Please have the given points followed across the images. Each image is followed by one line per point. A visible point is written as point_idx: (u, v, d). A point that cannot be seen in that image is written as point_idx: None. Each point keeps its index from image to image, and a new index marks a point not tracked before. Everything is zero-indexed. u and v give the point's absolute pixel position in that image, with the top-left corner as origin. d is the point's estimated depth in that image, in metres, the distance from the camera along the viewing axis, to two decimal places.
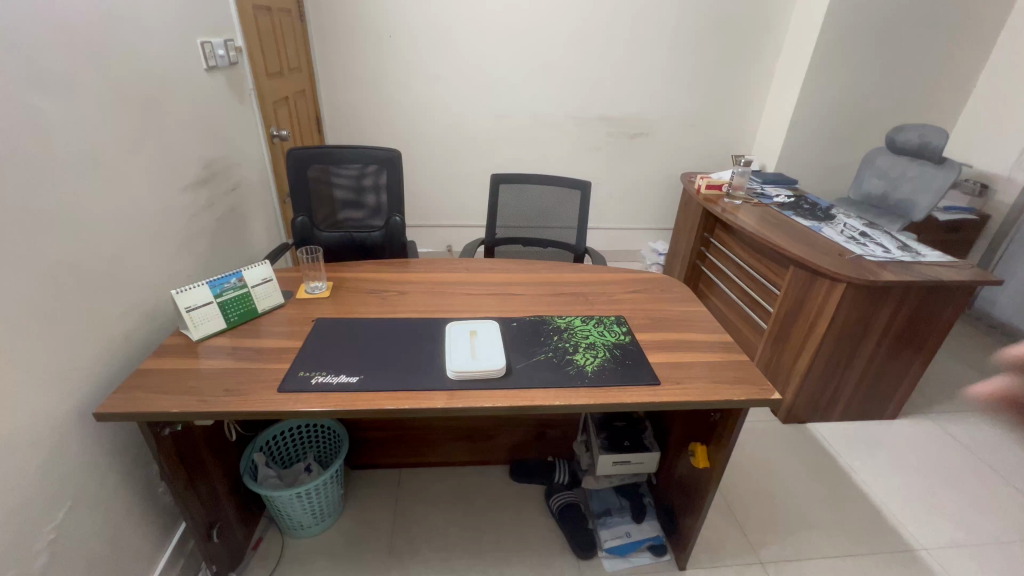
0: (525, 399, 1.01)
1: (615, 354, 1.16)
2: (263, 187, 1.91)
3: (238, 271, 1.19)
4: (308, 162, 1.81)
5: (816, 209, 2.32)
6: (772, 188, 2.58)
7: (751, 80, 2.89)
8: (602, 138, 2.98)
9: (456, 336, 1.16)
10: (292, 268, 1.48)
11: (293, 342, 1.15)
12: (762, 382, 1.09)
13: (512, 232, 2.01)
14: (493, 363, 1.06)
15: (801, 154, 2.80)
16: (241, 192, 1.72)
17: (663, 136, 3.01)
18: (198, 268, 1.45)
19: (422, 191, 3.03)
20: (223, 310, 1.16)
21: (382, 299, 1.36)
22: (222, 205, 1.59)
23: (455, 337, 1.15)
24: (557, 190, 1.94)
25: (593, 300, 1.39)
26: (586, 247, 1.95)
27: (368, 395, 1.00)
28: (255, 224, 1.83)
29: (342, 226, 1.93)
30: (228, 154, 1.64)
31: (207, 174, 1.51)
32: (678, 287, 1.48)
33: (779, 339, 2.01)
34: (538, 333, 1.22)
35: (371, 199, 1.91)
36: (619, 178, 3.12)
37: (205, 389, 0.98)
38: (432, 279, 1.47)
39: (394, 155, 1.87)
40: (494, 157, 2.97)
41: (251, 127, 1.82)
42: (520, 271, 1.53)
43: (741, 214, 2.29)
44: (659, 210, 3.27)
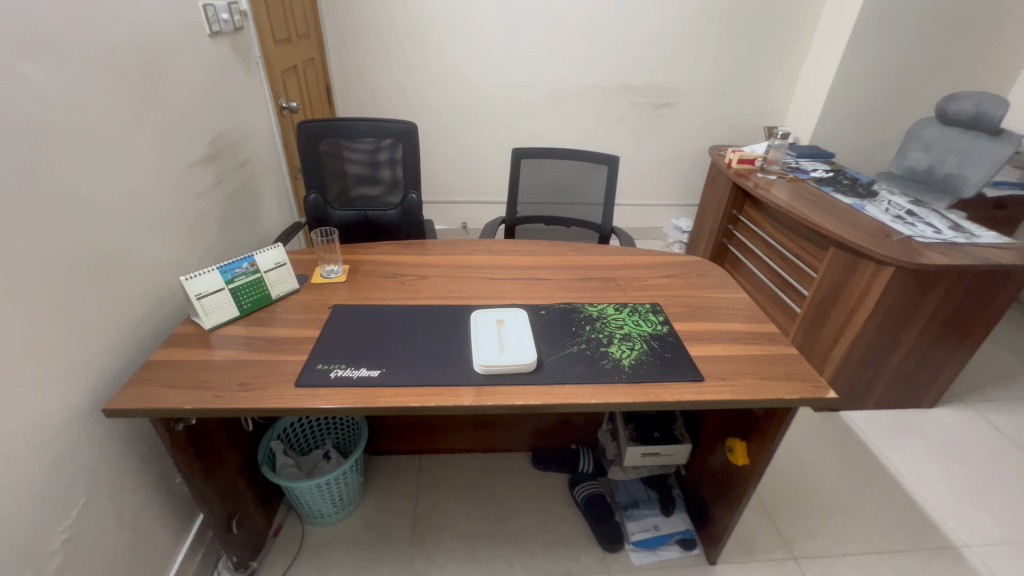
0: (559, 397, 0.93)
1: (653, 347, 1.08)
2: (274, 162, 1.82)
3: (250, 256, 1.12)
4: (320, 136, 1.72)
5: (857, 185, 2.17)
6: (808, 162, 2.43)
7: (788, 46, 2.69)
8: (626, 109, 2.82)
9: (482, 327, 1.08)
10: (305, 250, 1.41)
11: (309, 331, 1.09)
12: (813, 379, 1.00)
13: (534, 210, 1.91)
14: (523, 356, 0.99)
15: (839, 125, 2.63)
16: (250, 169, 1.64)
17: (691, 106, 2.84)
18: (207, 250, 1.38)
19: (437, 166, 2.92)
20: (236, 297, 1.10)
21: (400, 284, 1.28)
22: (231, 182, 1.50)
23: (481, 328, 1.08)
24: (582, 165, 1.82)
25: (624, 285, 1.31)
26: (612, 226, 1.85)
27: (391, 391, 0.93)
28: (267, 202, 1.76)
29: (357, 204, 1.84)
30: (236, 128, 1.55)
31: (215, 149, 1.42)
32: (715, 271, 1.39)
33: (814, 323, 1.92)
34: (569, 322, 1.14)
35: (386, 174, 1.81)
36: (642, 152, 2.98)
37: (219, 383, 0.93)
38: (453, 262, 1.39)
39: (410, 127, 1.75)
40: (512, 130, 2.84)
41: (259, 98, 1.72)
42: (545, 254, 1.45)
43: (775, 190, 2.16)
44: (683, 186, 3.13)
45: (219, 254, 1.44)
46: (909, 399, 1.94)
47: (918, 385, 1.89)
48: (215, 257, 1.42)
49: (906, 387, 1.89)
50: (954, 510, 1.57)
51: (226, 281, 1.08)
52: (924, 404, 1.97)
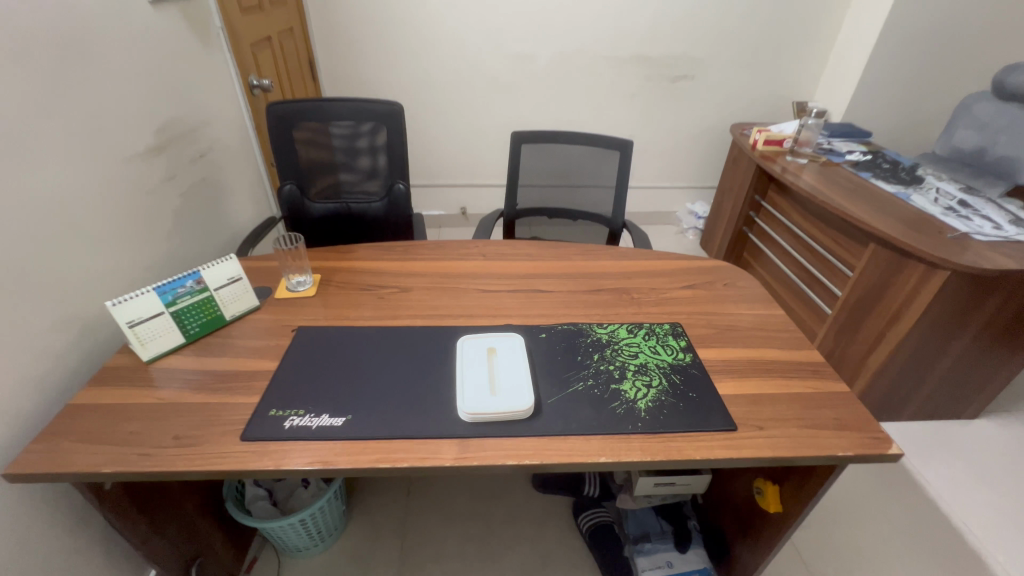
0: (560, 455, 0.76)
1: (674, 383, 0.90)
2: (243, 148, 1.62)
3: (195, 272, 0.95)
4: (291, 120, 1.51)
5: (899, 170, 1.94)
6: (842, 143, 2.18)
7: (825, 8, 2.40)
8: (640, 82, 2.56)
9: (471, 359, 0.90)
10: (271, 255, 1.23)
11: (267, 362, 0.92)
12: (870, 429, 0.82)
13: (536, 202, 1.71)
14: (518, 402, 0.82)
15: (878, 100, 2.36)
16: (213, 158, 1.44)
17: (711, 78, 2.57)
18: (159, 257, 1.21)
19: (433, 146, 2.70)
20: (180, 322, 0.93)
21: (379, 298, 1.11)
22: (188, 176, 1.32)
23: (469, 361, 0.89)
24: (591, 150, 1.61)
25: (639, 299, 1.12)
26: (625, 220, 1.64)
27: (358, 447, 0.76)
28: (236, 195, 1.58)
29: (337, 196, 1.66)
30: (192, 112, 1.35)
31: (164, 139, 1.23)
32: (745, 281, 1.19)
33: (846, 327, 1.73)
34: (575, 350, 0.96)
35: (368, 162, 1.62)
36: (656, 130, 2.73)
37: (150, 437, 0.77)
38: (442, 269, 1.21)
39: (394, 108, 1.55)
40: (514, 106, 2.60)
41: (221, 75, 1.51)
42: (548, 259, 1.26)
43: (807, 176, 1.93)
44: (700, 166, 2.89)
45: (174, 260, 1.27)
46: (949, 410, 1.76)
47: (961, 396, 1.71)
48: (170, 265, 1.25)
49: (948, 398, 1.71)
50: (1001, 541, 1.42)
51: (167, 304, 0.91)
52: (966, 415, 1.79)
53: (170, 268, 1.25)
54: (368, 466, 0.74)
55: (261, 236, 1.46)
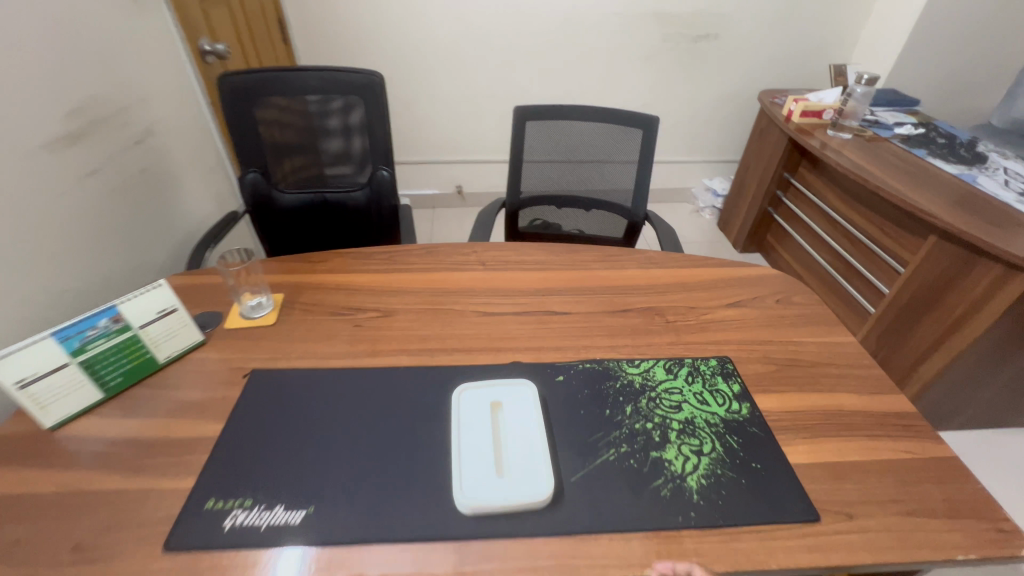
0: (591, 566, 0.57)
1: (731, 449, 0.70)
2: (196, 129, 1.37)
3: (110, 307, 0.72)
4: (249, 94, 1.26)
5: (956, 146, 1.69)
6: (886, 113, 1.92)
7: None
8: (657, 42, 2.27)
9: (470, 425, 0.70)
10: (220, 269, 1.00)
11: (208, 423, 0.72)
12: (988, 515, 0.63)
13: (542, 189, 1.47)
14: (530, 490, 0.62)
15: (928, 61, 2.08)
16: (156, 143, 1.20)
17: (736, 38, 2.28)
18: (82, 274, 0.98)
19: (424, 117, 2.42)
20: (93, 374, 0.72)
21: (355, 325, 0.89)
22: (119, 169, 1.08)
23: (469, 429, 0.69)
24: (609, 129, 1.37)
25: (675, 324, 0.91)
26: (647, 210, 1.41)
27: (319, 560, 0.57)
28: (190, 187, 1.33)
29: (310, 184, 1.42)
30: (121, 87, 1.09)
31: (81, 124, 0.98)
32: (802, 296, 0.98)
33: (894, 329, 1.54)
34: (602, 400, 0.76)
35: (346, 144, 1.37)
36: (673, 98, 2.45)
37: (41, 549, 0.57)
38: (433, 284, 0.99)
39: (374, 79, 1.29)
40: (514, 72, 2.31)
41: (161, 38, 1.24)
42: (561, 269, 1.04)
43: (852, 153, 1.68)
44: (719, 138, 2.62)
45: (105, 276, 1.04)
46: (1003, 419, 1.57)
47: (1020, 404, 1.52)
48: (97, 281, 1.02)
49: (1006, 406, 1.52)
50: None
51: (72, 354, 0.69)
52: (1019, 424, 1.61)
53: (99, 286, 1.03)
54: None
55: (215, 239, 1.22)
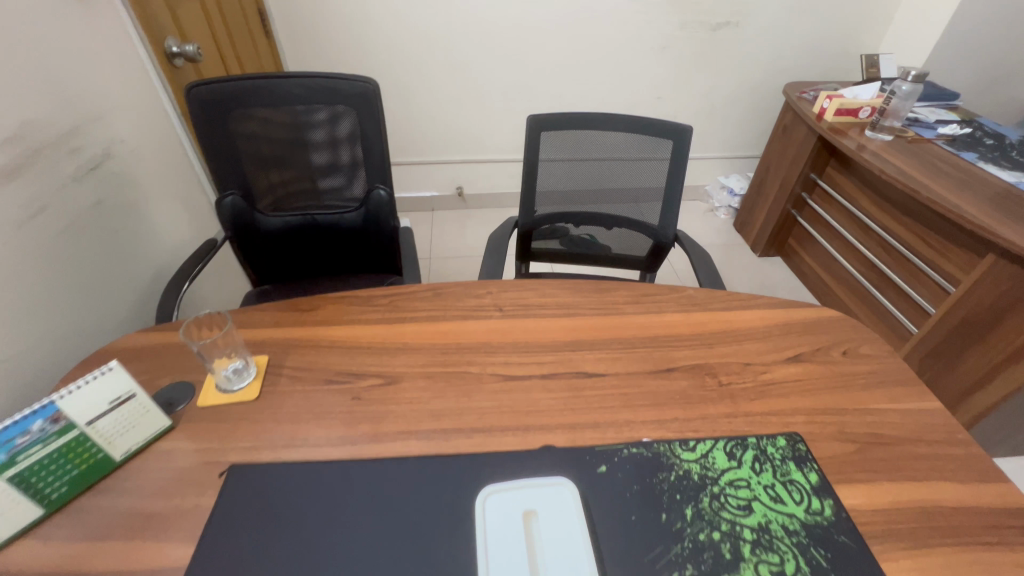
0: None
1: (820, 569, 0.57)
2: (164, 145, 1.21)
3: (46, 406, 0.58)
4: (223, 106, 1.09)
5: (1008, 147, 1.55)
6: (926, 109, 1.76)
7: None
8: (672, 31, 2.09)
9: (501, 549, 0.57)
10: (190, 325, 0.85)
11: (175, 546, 0.58)
12: None
13: (559, 206, 1.32)
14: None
15: (967, 51, 1.92)
16: (115, 167, 1.03)
17: (758, 25, 2.10)
18: (29, 334, 0.83)
19: (421, 116, 2.24)
20: (30, 487, 0.58)
21: (353, 399, 0.75)
22: (70, 206, 0.92)
23: (500, 556, 0.57)
24: (637, 140, 1.21)
25: (729, 387, 0.78)
26: (676, 231, 1.27)
27: None
28: (159, 213, 1.18)
29: (297, 204, 1.27)
30: (69, 105, 0.93)
31: (18, 157, 0.82)
32: (871, 346, 0.85)
33: (942, 353, 1.41)
34: (655, 501, 0.63)
35: (337, 159, 1.22)
36: (688, 91, 2.28)
37: None
38: (443, 338, 0.85)
39: (368, 86, 1.12)
40: (517, 65, 2.13)
41: (119, 43, 1.07)
42: (590, 315, 0.90)
43: (893, 156, 1.53)
44: (736, 133, 2.46)
45: (55, 332, 0.89)
46: None
47: None
48: (46, 340, 0.87)
49: None
50: None
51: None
52: None
53: (48, 345, 0.87)
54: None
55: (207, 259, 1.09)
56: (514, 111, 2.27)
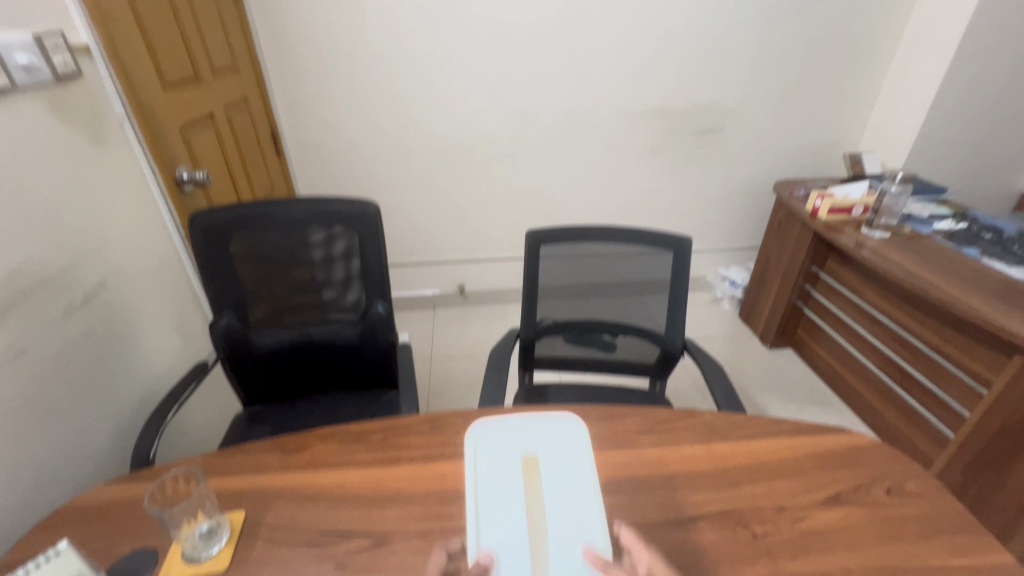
0: None
1: None
2: (164, 269, 1.22)
3: None
4: (224, 233, 1.11)
5: (1008, 242, 1.54)
6: (917, 205, 1.80)
7: (867, 51, 2.09)
8: (661, 137, 2.21)
9: (490, 531, 0.53)
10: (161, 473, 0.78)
11: None
12: None
13: (561, 318, 1.30)
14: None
15: (943, 151, 2.01)
16: (109, 297, 1.03)
17: (741, 129, 2.23)
18: None
19: (423, 219, 2.31)
20: None
21: (336, 567, 0.66)
22: (53, 343, 0.90)
23: (494, 534, 0.53)
24: (637, 252, 1.21)
25: (764, 540, 0.68)
26: (684, 340, 1.24)
27: None
28: (151, 337, 1.15)
29: (295, 322, 1.25)
30: (70, 243, 0.94)
31: (6, 298, 0.81)
32: (914, 481, 0.77)
33: (987, 462, 1.29)
34: None
35: (337, 278, 1.21)
36: (681, 190, 2.37)
37: None
38: (439, 483, 0.77)
39: (369, 209, 1.14)
40: (515, 173, 2.24)
41: (129, 177, 1.11)
42: (601, 449, 0.82)
43: (893, 252, 1.53)
44: (731, 227, 2.51)
45: (11, 482, 0.81)
46: None
47: None
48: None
49: None
50: None
51: None
52: None
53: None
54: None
55: (197, 380, 1.03)
56: (514, 213, 2.34)
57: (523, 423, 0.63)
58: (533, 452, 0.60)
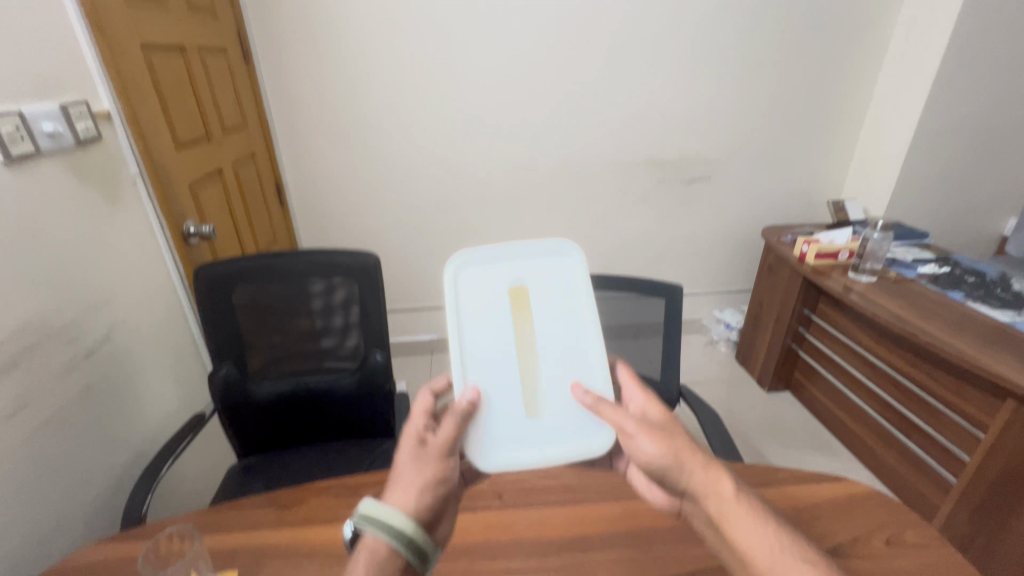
0: None
1: None
2: (167, 320, 1.24)
3: None
4: (228, 285, 1.14)
5: (990, 285, 1.59)
6: (901, 249, 1.86)
7: (842, 106, 2.23)
8: (651, 186, 2.30)
9: (475, 371, 0.66)
10: (154, 531, 0.77)
11: None
12: None
13: None
14: (580, 440, 0.69)
15: (922, 198, 2.10)
16: (111, 350, 1.04)
17: (727, 179, 2.33)
18: None
19: (421, 267, 2.35)
20: None
21: None
22: (54, 397, 0.91)
23: (480, 373, 0.67)
24: (630, 300, 1.25)
25: None
26: (680, 387, 1.25)
27: None
28: (149, 388, 1.16)
29: (293, 371, 1.26)
30: (78, 297, 0.97)
31: (13, 354, 0.83)
32: (913, 531, 0.77)
33: (991, 509, 1.28)
34: None
35: (336, 326, 1.23)
36: (673, 236, 2.43)
37: None
38: None
39: (370, 260, 1.18)
40: (511, 221, 2.30)
41: (139, 232, 1.15)
42: (600, 500, 0.82)
43: (880, 296, 1.57)
44: (723, 271, 2.57)
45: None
46: None
47: None
48: None
49: None
50: None
51: None
52: None
53: None
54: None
55: (195, 431, 1.03)
56: None
57: (524, 258, 0.71)
58: (524, 282, 0.70)
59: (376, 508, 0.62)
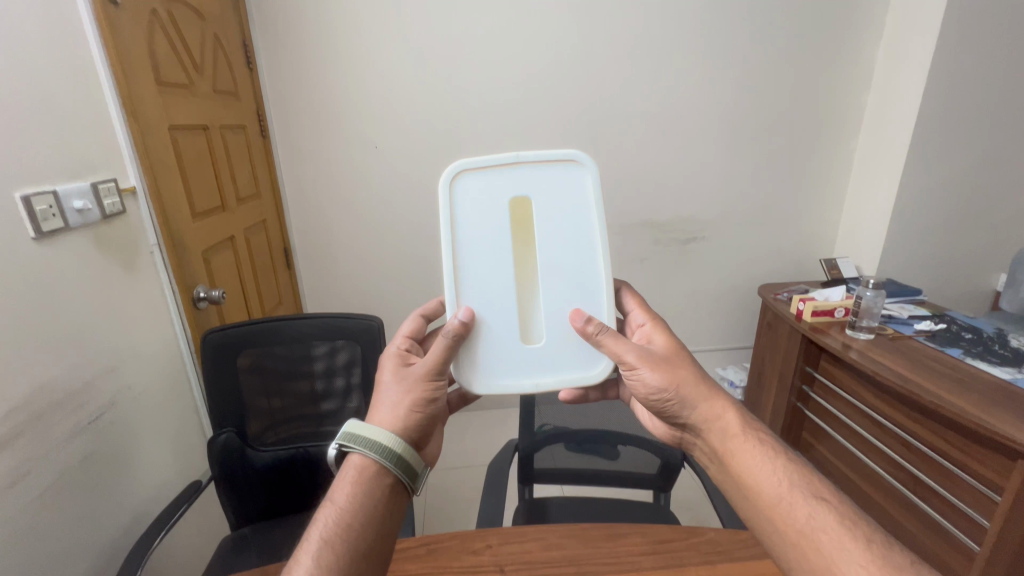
0: None
1: None
2: (170, 386, 1.25)
3: None
4: (232, 351, 1.16)
5: (988, 342, 1.60)
6: (896, 306, 1.89)
7: (825, 171, 2.34)
8: (648, 247, 2.38)
9: (474, 293, 0.76)
10: None
11: None
12: None
13: (559, 429, 1.30)
14: (571, 356, 0.79)
15: (911, 256, 2.15)
16: (114, 416, 1.05)
17: (721, 239, 2.41)
18: None
19: None
20: None
21: None
22: (53, 466, 0.90)
23: (473, 296, 0.76)
24: None
25: None
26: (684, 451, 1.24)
27: None
28: (148, 455, 1.15)
29: (292, 435, 1.25)
30: (87, 364, 0.99)
31: (18, 422, 0.84)
32: None
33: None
34: None
35: (336, 389, 1.23)
36: (671, 294, 2.48)
37: None
38: None
39: (373, 325, 1.20)
40: None
41: (151, 300, 1.19)
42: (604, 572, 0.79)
43: (880, 354, 1.57)
44: (723, 328, 2.59)
45: None
46: None
47: None
48: None
49: None
50: None
51: None
52: None
53: None
54: (359, 556, 0.61)
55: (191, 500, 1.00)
56: None
57: (531, 170, 0.75)
58: (525, 195, 0.76)
59: (361, 429, 0.70)
